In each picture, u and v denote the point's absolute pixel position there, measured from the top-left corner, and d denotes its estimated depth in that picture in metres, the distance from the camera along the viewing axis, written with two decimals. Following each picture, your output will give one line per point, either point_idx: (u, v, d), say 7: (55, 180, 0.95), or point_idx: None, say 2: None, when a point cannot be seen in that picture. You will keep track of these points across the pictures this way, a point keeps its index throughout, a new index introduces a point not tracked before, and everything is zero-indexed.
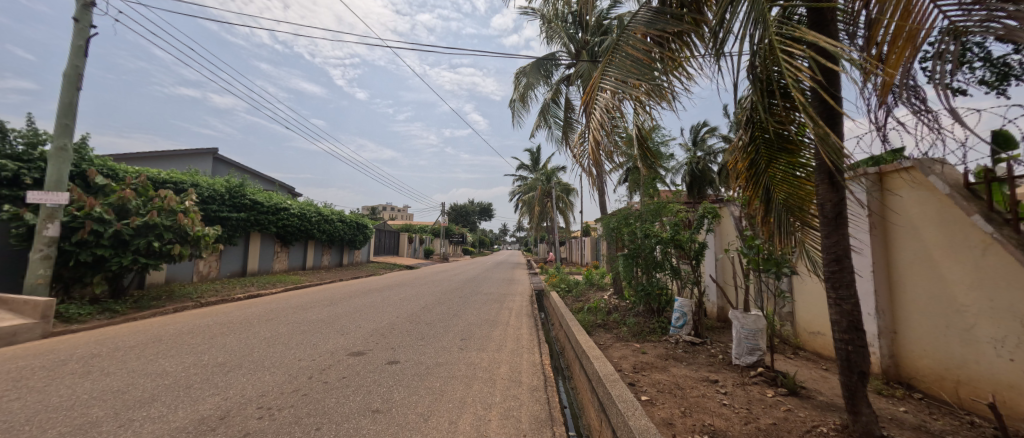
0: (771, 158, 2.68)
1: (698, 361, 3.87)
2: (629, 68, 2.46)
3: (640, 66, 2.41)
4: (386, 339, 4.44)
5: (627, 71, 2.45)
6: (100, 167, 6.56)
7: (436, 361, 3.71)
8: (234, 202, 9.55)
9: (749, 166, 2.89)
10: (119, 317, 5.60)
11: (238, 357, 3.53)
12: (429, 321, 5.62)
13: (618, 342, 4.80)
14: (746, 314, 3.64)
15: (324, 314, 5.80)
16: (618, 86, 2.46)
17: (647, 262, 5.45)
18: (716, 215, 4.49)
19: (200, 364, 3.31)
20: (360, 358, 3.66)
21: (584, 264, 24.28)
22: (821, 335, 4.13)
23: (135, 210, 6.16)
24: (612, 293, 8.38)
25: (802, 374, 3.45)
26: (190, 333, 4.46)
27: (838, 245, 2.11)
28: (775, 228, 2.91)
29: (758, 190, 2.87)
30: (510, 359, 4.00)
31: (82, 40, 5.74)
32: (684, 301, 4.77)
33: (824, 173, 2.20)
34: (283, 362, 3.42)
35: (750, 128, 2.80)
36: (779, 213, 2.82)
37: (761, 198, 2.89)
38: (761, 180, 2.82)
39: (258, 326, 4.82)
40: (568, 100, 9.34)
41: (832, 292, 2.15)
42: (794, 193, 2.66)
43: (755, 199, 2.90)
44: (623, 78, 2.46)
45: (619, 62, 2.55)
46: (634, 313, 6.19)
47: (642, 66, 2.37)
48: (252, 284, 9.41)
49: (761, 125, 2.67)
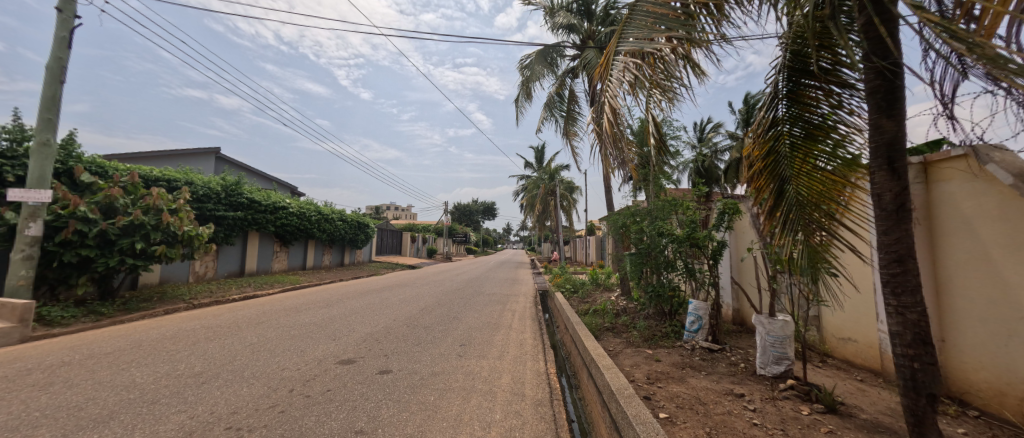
0: (797, 144, 2.25)
1: (719, 371, 3.54)
2: (651, 24, 2.13)
3: (664, 22, 2.09)
4: (379, 344, 4.15)
5: (650, 28, 2.12)
6: (88, 164, 6.34)
7: (432, 371, 3.41)
8: (230, 201, 9.36)
9: (765, 154, 2.42)
10: (105, 319, 5.37)
11: (217, 366, 3.25)
12: (427, 324, 5.33)
13: (629, 348, 4.46)
14: (772, 319, 3.32)
15: (317, 317, 5.52)
16: (641, 46, 2.12)
17: (657, 262, 5.13)
18: (737, 211, 4.09)
19: (173, 374, 3.03)
20: (350, 367, 3.38)
21: (589, 264, 23.85)
22: (852, 342, 3.78)
23: (122, 209, 5.93)
24: (619, 294, 8.02)
25: (838, 386, 3.10)
26: (172, 339, 4.20)
27: (900, 244, 1.77)
28: (778, 226, 2.35)
29: (771, 180, 2.38)
30: (513, 368, 3.69)
31: (65, 31, 5.53)
32: (699, 304, 4.44)
33: (882, 158, 1.86)
34: (265, 372, 3.14)
35: (773, 112, 2.39)
36: (789, 209, 2.26)
37: (772, 191, 2.37)
38: (777, 167, 2.34)
39: (245, 331, 4.54)
40: (573, 94, 9.00)
41: (891, 298, 1.82)
42: (816, 187, 2.14)
43: (767, 190, 2.37)
44: (644, 36, 2.13)
45: (639, 21, 2.26)
46: (644, 316, 5.86)
47: (668, 19, 2.03)
48: (248, 284, 9.17)
49: (794, 108, 2.28)
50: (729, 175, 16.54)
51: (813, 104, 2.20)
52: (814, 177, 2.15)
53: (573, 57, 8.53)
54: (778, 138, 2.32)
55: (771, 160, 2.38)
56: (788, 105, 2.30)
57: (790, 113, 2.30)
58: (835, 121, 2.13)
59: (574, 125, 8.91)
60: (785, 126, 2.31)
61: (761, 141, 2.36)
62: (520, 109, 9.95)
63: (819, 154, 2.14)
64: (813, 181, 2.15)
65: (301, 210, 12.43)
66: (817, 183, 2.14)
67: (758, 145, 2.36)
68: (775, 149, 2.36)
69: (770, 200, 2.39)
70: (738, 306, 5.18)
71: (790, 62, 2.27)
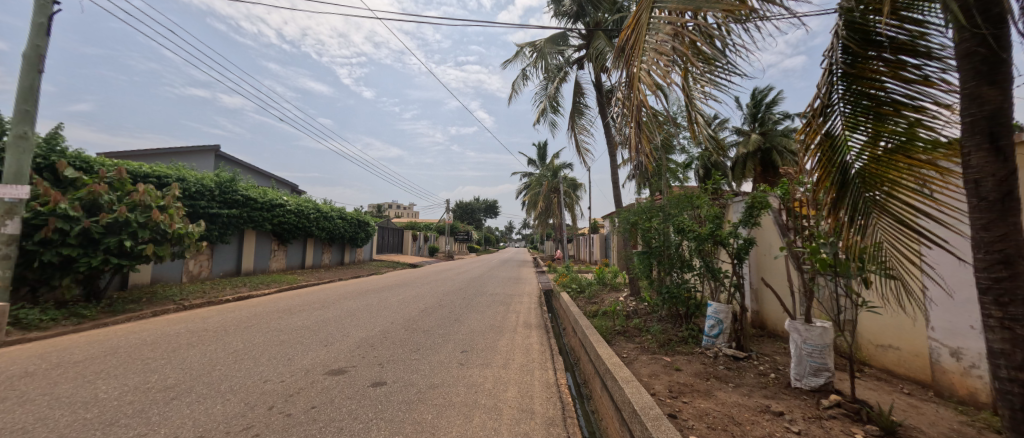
0: (862, 126, 1.84)
1: (748, 383, 3.19)
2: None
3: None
4: (374, 351, 3.84)
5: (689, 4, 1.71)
6: (73, 159, 6.05)
7: (430, 383, 3.08)
8: (225, 198, 9.08)
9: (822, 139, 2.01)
10: (87, 322, 5.07)
11: (193, 377, 2.94)
12: (426, 328, 5.01)
13: (645, 355, 4.11)
14: (809, 326, 3.00)
15: (310, 320, 5.22)
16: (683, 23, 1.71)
17: (670, 261, 4.87)
18: (767, 206, 3.72)
19: (141, 388, 2.72)
20: (340, 378, 3.06)
21: (593, 262, 23.50)
22: (893, 350, 3.43)
23: (107, 206, 5.65)
24: (627, 294, 7.68)
25: (888, 403, 2.74)
26: (152, 344, 3.90)
27: (1008, 241, 1.32)
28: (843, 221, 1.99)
29: (828, 169, 1.99)
30: (519, 379, 3.35)
31: (43, 17, 5.22)
32: (719, 307, 4.11)
33: (981, 134, 1.43)
34: (244, 385, 2.81)
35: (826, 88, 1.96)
36: (858, 200, 1.89)
37: (832, 182, 1.99)
38: (835, 154, 1.95)
39: (231, 336, 4.23)
40: (577, 87, 8.63)
41: (994, 309, 1.39)
42: (885, 173, 1.80)
43: (826, 182, 1.99)
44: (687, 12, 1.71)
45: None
46: (656, 318, 5.53)
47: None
48: (243, 284, 8.88)
49: (857, 83, 1.85)
50: (738, 172, 16.09)
51: (875, 79, 1.79)
52: (878, 161, 1.81)
53: (578, 47, 8.17)
54: (835, 121, 1.91)
55: (828, 146, 1.98)
56: (845, 82, 1.89)
57: (846, 92, 1.89)
58: (906, 96, 1.72)
59: (579, 118, 8.54)
60: (843, 109, 1.90)
61: (814, 129, 1.95)
62: (516, 85, 9.19)
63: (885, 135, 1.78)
64: (878, 166, 1.82)
65: (299, 208, 12.17)
66: (885, 168, 1.80)
67: (813, 133, 1.95)
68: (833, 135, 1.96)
69: (831, 191, 2.00)
70: (759, 309, 4.97)
71: (848, 31, 1.85)
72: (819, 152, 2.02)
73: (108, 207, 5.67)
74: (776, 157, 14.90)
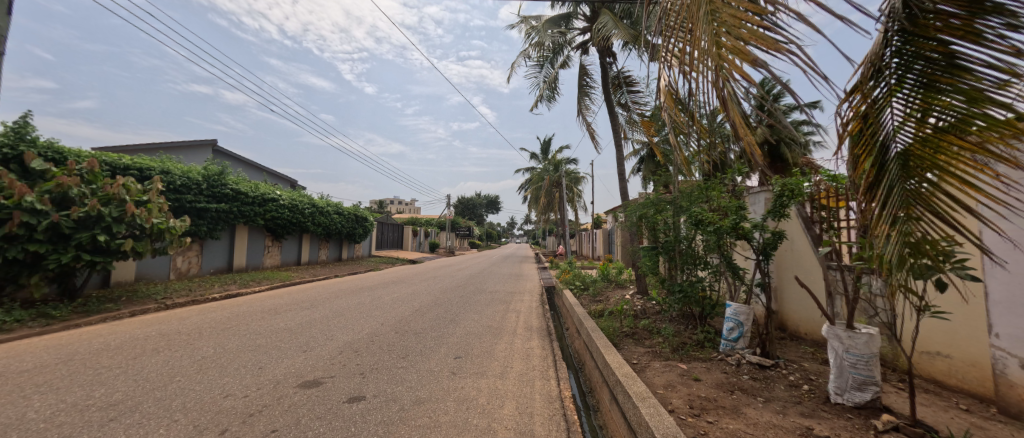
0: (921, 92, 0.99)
1: (781, 397, 2.78)
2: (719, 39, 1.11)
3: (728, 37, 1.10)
4: (358, 358, 3.47)
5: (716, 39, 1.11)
6: (43, 150, 5.70)
7: (416, 397, 2.70)
8: (213, 192, 8.70)
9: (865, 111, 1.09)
10: (57, 323, 4.71)
11: (144, 392, 2.57)
12: (419, 330, 4.66)
13: (657, 361, 3.71)
14: (852, 333, 2.60)
15: (294, 321, 4.86)
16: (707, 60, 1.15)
17: (682, 257, 4.51)
18: (798, 194, 3.27)
19: (78, 406, 2.34)
20: (313, 392, 2.68)
21: (597, 257, 23.13)
22: (942, 358, 3.02)
23: (78, 199, 5.29)
24: (634, 292, 7.30)
25: (953, 427, 2.31)
26: (115, 350, 3.55)
27: None
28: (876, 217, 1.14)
29: (870, 148, 1.11)
30: (517, 393, 2.95)
31: None
32: (739, 308, 3.70)
33: None
34: (199, 402, 2.43)
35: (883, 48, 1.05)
36: (890, 189, 1.06)
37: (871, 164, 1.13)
38: (872, 134, 1.10)
39: (203, 340, 3.88)
40: (580, 72, 8.14)
41: None
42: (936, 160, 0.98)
43: (861, 166, 1.15)
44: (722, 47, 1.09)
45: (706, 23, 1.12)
46: (666, 318, 5.15)
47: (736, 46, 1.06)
48: (233, 281, 8.55)
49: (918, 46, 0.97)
50: None
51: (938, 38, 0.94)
52: (920, 146, 1.01)
53: (582, 30, 7.73)
54: (876, 91, 1.05)
55: (867, 122, 1.10)
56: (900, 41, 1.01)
57: (897, 54, 1.02)
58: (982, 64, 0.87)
59: (580, 105, 8.08)
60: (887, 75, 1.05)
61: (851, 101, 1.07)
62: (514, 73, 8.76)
63: (936, 109, 0.97)
64: (924, 152, 1.00)
65: (293, 202, 11.81)
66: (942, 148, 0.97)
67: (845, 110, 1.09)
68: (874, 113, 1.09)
69: (866, 175, 1.13)
70: (780, 309, 4.63)
71: None
72: (855, 125, 1.13)
73: (80, 200, 5.31)
74: (784, 150, 13.48)
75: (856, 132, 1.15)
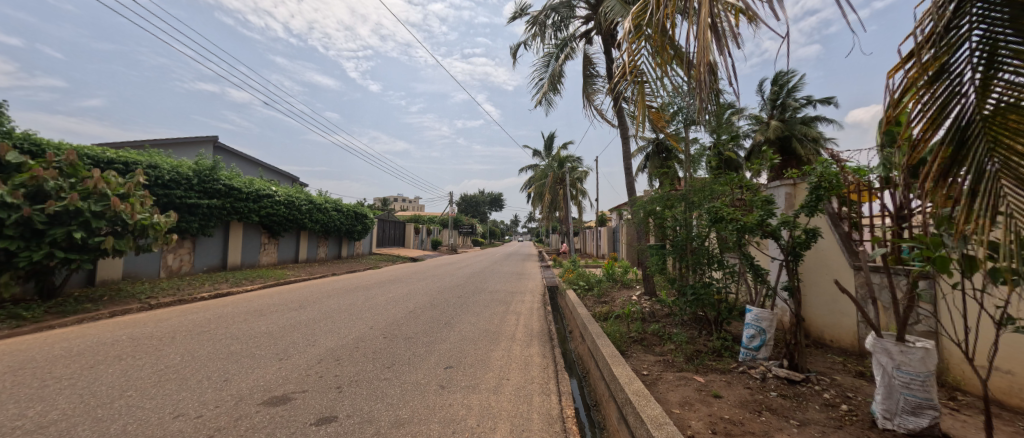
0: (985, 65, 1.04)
1: (818, 421, 2.39)
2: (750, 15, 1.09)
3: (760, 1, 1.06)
4: (338, 368, 3.14)
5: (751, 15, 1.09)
6: (19, 142, 5.43)
7: (395, 417, 2.35)
8: (204, 188, 8.44)
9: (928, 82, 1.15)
10: (28, 325, 4.43)
11: (84, 411, 2.25)
12: (410, 335, 4.32)
13: (670, 372, 3.34)
14: (906, 348, 2.20)
15: (277, 324, 4.55)
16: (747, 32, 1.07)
17: (695, 257, 4.12)
18: (836, 185, 2.90)
19: (2, 429, 2.03)
20: (278, 411, 2.35)
21: (601, 257, 22.68)
22: (1003, 374, 2.61)
23: (54, 193, 5.00)
24: (641, 293, 6.93)
25: None
26: (73, 357, 3.24)
27: None
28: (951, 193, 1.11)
29: (935, 128, 1.13)
30: (512, 412, 2.59)
31: None
32: (761, 313, 3.32)
33: None
34: (142, 424, 2.10)
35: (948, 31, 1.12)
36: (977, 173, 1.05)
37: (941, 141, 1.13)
38: (936, 112, 1.14)
39: (173, 346, 3.56)
40: (583, 63, 7.76)
41: None
42: (1007, 135, 0.99)
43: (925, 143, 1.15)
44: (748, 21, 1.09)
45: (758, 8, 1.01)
46: (677, 322, 4.79)
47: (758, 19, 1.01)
48: (225, 280, 8.26)
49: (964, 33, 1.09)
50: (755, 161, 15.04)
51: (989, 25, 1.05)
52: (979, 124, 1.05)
53: (587, 17, 7.33)
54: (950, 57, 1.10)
55: (930, 92, 1.15)
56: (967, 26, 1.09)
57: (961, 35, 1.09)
58: None
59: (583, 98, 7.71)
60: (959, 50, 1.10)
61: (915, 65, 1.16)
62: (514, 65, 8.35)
63: (999, 77, 1.01)
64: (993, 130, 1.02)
65: (289, 199, 11.54)
66: (1015, 121, 0.98)
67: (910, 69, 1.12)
68: (939, 82, 1.14)
69: (936, 156, 1.14)
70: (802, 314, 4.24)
71: None
72: (914, 96, 1.19)
73: (56, 194, 5.02)
74: (796, 146, 12.92)
75: (918, 104, 1.18)
